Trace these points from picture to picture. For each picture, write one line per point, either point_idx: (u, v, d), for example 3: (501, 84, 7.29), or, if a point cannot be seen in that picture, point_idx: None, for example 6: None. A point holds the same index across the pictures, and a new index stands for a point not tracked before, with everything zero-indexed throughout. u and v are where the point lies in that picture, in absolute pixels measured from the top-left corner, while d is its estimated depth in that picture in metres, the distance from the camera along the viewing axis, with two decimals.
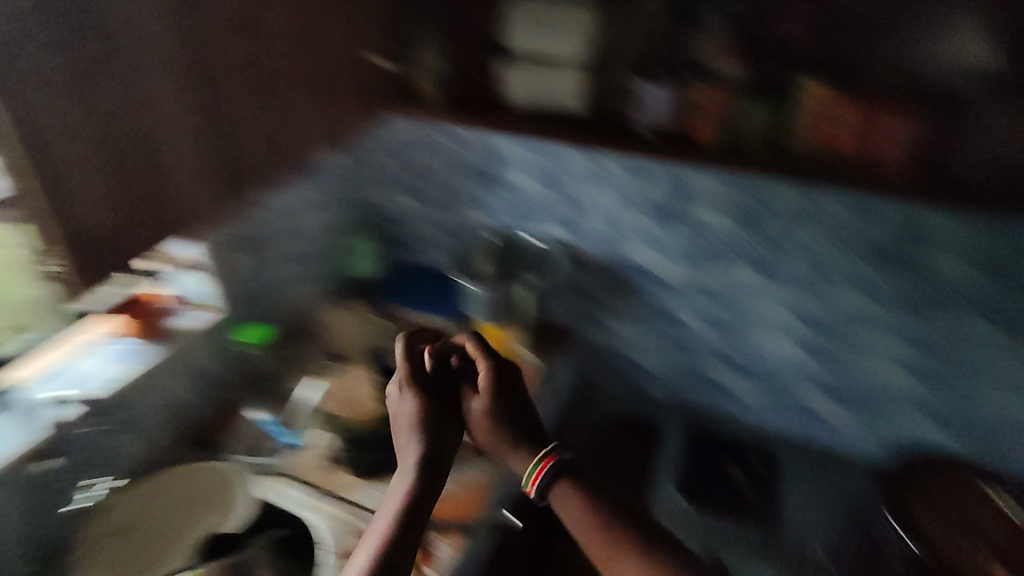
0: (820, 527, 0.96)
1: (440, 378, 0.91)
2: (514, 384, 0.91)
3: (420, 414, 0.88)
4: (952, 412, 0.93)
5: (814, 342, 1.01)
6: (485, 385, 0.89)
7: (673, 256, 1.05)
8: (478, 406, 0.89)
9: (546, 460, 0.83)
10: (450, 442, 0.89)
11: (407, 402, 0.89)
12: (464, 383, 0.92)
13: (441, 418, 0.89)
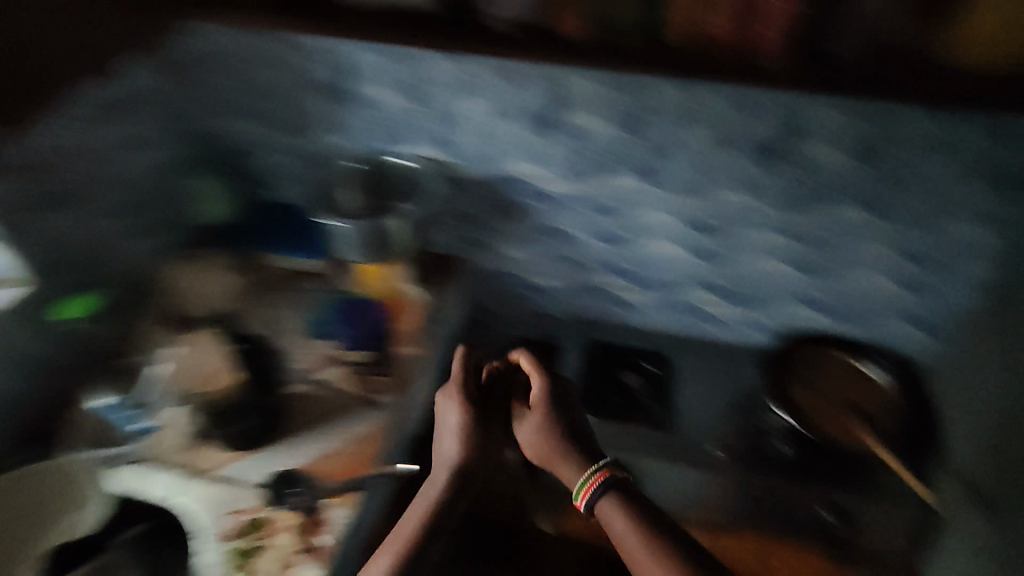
0: (704, 409, 1.05)
1: (487, 393, 0.89)
2: (571, 405, 0.87)
3: (465, 422, 0.82)
4: (824, 286, 1.02)
5: (700, 246, 1.02)
6: (538, 404, 0.85)
7: (557, 170, 0.97)
8: (532, 427, 0.83)
9: (596, 474, 0.76)
10: (478, 449, 0.81)
11: (454, 412, 0.84)
12: (513, 398, 0.89)
13: (481, 430, 0.83)
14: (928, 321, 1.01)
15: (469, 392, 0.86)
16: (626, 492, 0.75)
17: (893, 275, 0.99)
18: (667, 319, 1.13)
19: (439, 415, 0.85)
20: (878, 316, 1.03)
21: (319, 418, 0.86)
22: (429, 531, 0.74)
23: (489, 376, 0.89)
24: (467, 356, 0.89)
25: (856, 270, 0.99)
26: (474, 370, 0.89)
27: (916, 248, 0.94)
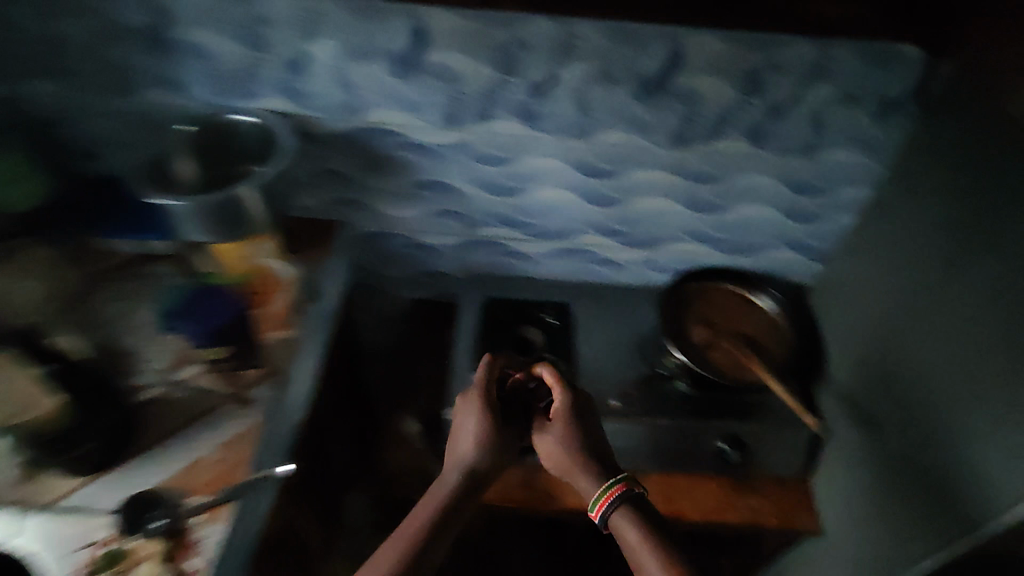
0: (606, 354, 1.03)
1: (506, 402, 0.85)
2: (592, 417, 0.83)
3: (475, 424, 0.79)
4: (719, 221, 1.01)
5: (590, 190, 0.97)
6: (559, 418, 0.81)
7: (431, 118, 0.88)
8: (550, 431, 0.80)
9: (613, 490, 0.74)
10: (484, 456, 0.78)
11: (472, 414, 0.80)
12: (535, 408, 0.85)
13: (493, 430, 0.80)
14: (815, 247, 1.04)
15: (492, 395, 0.82)
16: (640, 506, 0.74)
17: (778, 206, 0.98)
18: (568, 267, 1.10)
19: (457, 420, 0.81)
20: (770, 246, 1.04)
21: (195, 424, 0.76)
22: (440, 523, 0.73)
23: (513, 384, 0.85)
24: (491, 366, 0.83)
25: (748, 204, 0.98)
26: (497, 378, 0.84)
27: (803, 179, 0.93)
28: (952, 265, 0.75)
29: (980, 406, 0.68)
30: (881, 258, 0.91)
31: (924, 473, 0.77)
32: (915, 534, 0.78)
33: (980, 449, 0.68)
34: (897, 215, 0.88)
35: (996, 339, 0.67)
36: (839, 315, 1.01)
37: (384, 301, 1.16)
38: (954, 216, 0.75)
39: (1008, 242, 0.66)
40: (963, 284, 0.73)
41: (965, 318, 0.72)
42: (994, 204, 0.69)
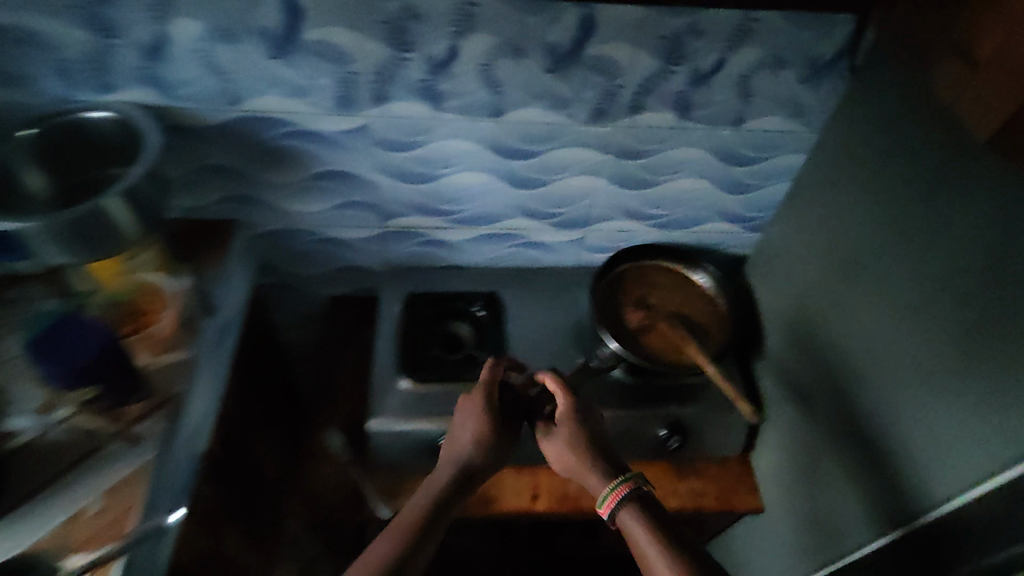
0: (540, 342, 0.97)
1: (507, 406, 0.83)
2: (598, 422, 0.81)
3: (478, 423, 0.78)
4: (651, 198, 0.95)
5: (510, 172, 0.90)
6: (565, 419, 0.79)
7: (323, 104, 0.78)
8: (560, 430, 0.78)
9: (621, 487, 0.72)
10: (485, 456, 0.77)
11: (474, 415, 0.79)
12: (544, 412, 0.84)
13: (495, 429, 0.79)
14: (749, 218, 1.00)
15: (493, 396, 0.81)
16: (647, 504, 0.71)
17: (710, 177, 0.92)
18: (496, 252, 1.03)
19: (457, 420, 0.80)
20: (704, 220, 1.00)
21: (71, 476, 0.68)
22: (434, 515, 0.71)
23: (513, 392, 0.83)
24: (495, 367, 0.82)
25: (679, 179, 0.92)
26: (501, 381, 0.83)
27: (734, 151, 0.88)
28: (875, 243, 0.72)
29: (909, 392, 0.67)
30: (807, 232, 0.88)
31: (856, 455, 0.76)
32: (850, 514, 0.77)
33: (912, 435, 0.66)
34: (821, 187, 0.85)
35: (923, 324, 0.64)
36: (769, 289, 0.98)
37: (300, 296, 1.07)
38: (877, 192, 0.72)
39: (933, 222, 0.63)
40: (888, 265, 0.70)
41: (892, 301, 0.69)
42: (918, 182, 0.65)
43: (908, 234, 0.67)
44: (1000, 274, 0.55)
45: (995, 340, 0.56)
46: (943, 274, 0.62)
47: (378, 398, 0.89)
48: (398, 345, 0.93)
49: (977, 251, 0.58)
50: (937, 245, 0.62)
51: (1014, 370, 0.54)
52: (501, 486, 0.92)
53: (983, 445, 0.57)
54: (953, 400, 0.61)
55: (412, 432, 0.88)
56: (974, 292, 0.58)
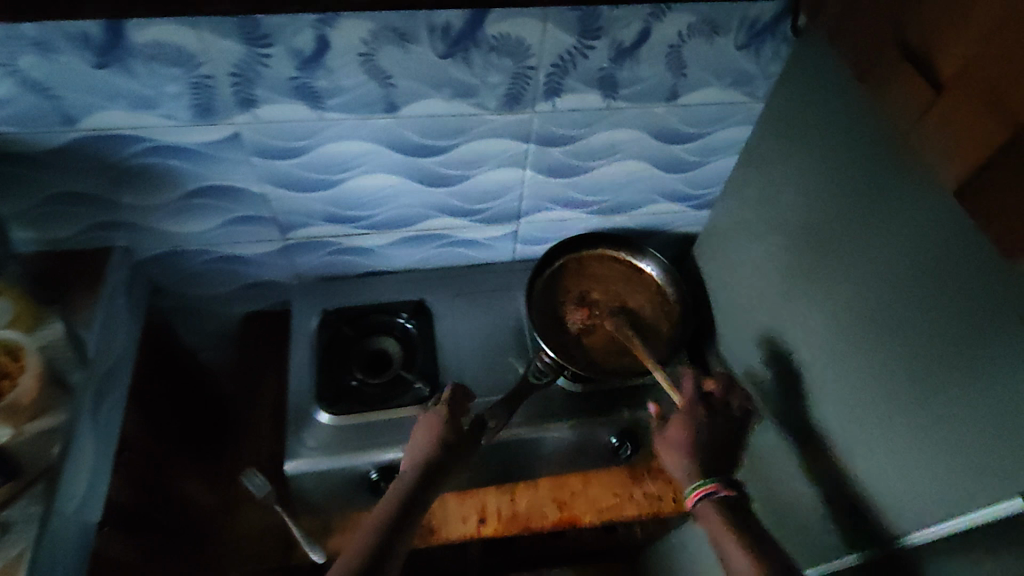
0: (474, 351, 0.89)
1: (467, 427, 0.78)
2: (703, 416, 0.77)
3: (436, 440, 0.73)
4: (585, 184, 0.85)
5: (420, 171, 0.78)
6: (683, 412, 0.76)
7: (180, 114, 0.65)
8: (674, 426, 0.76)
9: (710, 486, 0.70)
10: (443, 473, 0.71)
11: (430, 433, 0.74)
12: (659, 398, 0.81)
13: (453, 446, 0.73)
14: (696, 195, 0.91)
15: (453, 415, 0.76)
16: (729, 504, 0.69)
17: (647, 157, 0.82)
18: (421, 253, 0.93)
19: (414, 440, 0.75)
20: (646, 202, 0.90)
21: None
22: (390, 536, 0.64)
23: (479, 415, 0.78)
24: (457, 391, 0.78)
25: (613, 162, 0.82)
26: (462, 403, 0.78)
27: (672, 127, 0.78)
28: (825, 240, 0.65)
29: (865, 407, 0.61)
30: (749, 216, 0.80)
31: (809, 464, 0.71)
32: (802, 524, 0.73)
33: (867, 453, 0.61)
34: (761, 168, 0.76)
35: (879, 337, 0.58)
36: (714, 275, 0.90)
37: (208, 315, 0.97)
38: (824, 185, 0.64)
39: (890, 224, 0.56)
40: (840, 267, 0.63)
41: (845, 306, 0.62)
42: (873, 177, 0.58)
43: (862, 235, 0.60)
44: (970, 291, 0.48)
45: (962, 363, 0.50)
46: (902, 283, 0.55)
47: (294, 433, 0.80)
48: (315, 372, 0.84)
49: (940, 263, 0.51)
50: (896, 251, 0.55)
51: (986, 400, 0.48)
52: (443, 512, 0.85)
53: (951, 476, 0.52)
54: (917, 425, 0.55)
55: (340, 468, 0.79)
56: (935, 305, 0.52)
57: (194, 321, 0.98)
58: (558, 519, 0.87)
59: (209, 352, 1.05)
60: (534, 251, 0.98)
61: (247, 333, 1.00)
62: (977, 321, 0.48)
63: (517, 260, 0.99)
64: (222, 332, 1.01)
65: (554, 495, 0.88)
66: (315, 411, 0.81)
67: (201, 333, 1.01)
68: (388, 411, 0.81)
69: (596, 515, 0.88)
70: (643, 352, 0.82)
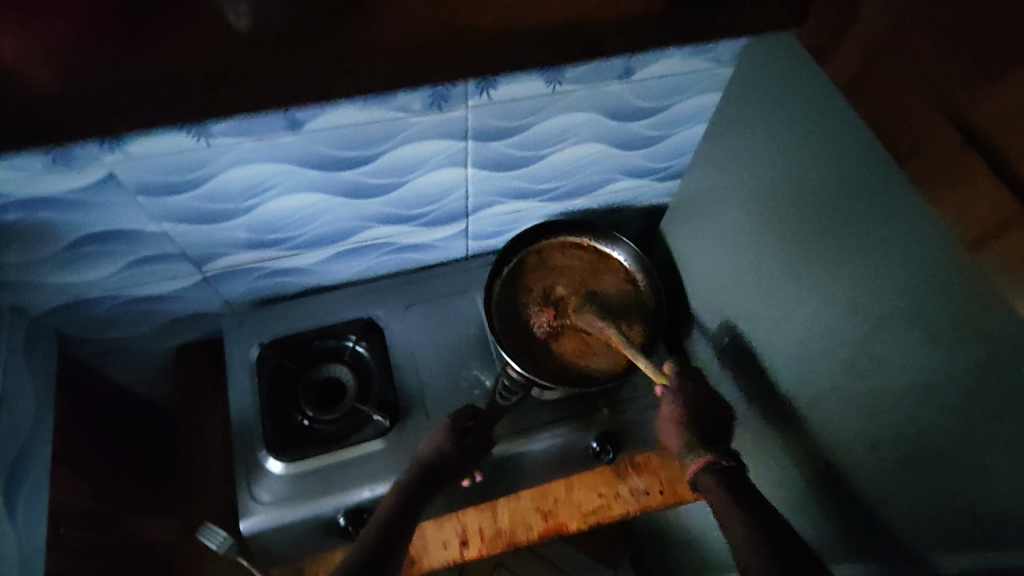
0: (435, 366, 0.82)
1: (471, 446, 0.73)
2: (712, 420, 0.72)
3: (439, 446, 0.72)
4: (537, 173, 0.75)
5: (345, 185, 0.67)
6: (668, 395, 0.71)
7: (34, 165, 0.53)
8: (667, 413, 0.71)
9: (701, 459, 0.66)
10: (435, 486, 0.70)
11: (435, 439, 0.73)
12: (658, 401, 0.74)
13: (454, 457, 0.72)
14: (663, 168, 0.81)
15: (463, 427, 0.74)
16: (720, 476, 0.63)
17: (604, 138, 0.72)
18: (364, 262, 0.84)
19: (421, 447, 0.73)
20: (607, 182, 0.81)
21: None
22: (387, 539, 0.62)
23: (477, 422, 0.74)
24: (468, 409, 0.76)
25: (567, 148, 0.72)
26: (469, 413, 0.76)
27: (630, 105, 0.67)
28: (813, 236, 0.58)
29: (865, 418, 0.56)
30: (725, 196, 0.72)
31: (803, 464, 0.67)
32: (802, 519, 0.70)
33: (870, 462, 0.57)
34: (738, 145, 0.67)
35: (880, 349, 0.53)
36: (688, 254, 0.83)
37: (134, 353, 0.87)
38: (813, 174, 0.56)
39: (891, 229, 0.49)
40: (830, 269, 0.56)
41: (838, 311, 0.57)
42: (871, 171, 0.50)
43: (856, 236, 0.53)
44: (989, 316, 0.43)
45: (977, 392, 0.45)
46: (907, 298, 0.49)
47: (248, 485, 0.74)
48: (260, 415, 0.76)
49: (955, 282, 0.45)
50: (897, 260, 0.49)
51: (1002, 433, 0.43)
52: (423, 541, 0.81)
53: (964, 502, 0.48)
54: (928, 450, 0.50)
55: (301, 518, 0.73)
56: (945, 327, 0.46)
57: (122, 360, 0.88)
58: (544, 530, 0.83)
59: (147, 385, 0.96)
60: (491, 243, 0.89)
61: (185, 366, 0.91)
62: (996, 349, 0.43)
63: (472, 254, 0.90)
64: (157, 365, 0.92)
65: (538, 505, 0.84)
66: (267, 459, 0.74)
67: (134, 370, 0.91)
68: (347, 450, 0.75)
69: (583, 519, 0.83)
70: (623, 343, 0.74)
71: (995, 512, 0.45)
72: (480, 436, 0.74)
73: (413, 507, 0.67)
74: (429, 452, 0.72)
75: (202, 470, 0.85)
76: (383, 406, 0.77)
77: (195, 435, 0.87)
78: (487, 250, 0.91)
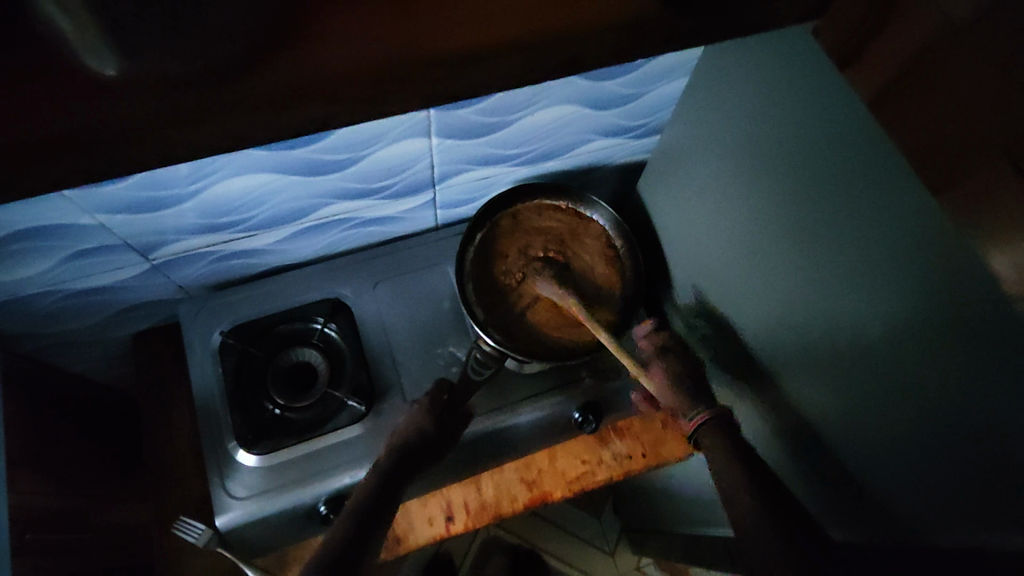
0: (409, 343, 0.78)
1: (446, 421, 0.71)
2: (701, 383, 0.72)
3: (416, 424, 0.70)
4: (505, 138, 0.69)
5: (296, 165, 0.61)
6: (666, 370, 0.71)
7: None
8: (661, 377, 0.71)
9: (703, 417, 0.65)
10: (414, 467, 0.68)
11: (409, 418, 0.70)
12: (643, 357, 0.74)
13: (432, 433, 0.70)
14: (640, 126, 0.76)
15: (438, 405, 0.72)
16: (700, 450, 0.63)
17: (577, 99, 0.66)
18: (326, 238, 0.79)
19: (402, 424, 0.71)
20: (582, 142, 0.76)
21: None
22: (364, 527, 0.61)
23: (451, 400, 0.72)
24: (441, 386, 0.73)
25: (538, 111, 0.66)
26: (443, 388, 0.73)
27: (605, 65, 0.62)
28: (790, 213, 0.55)
29: (833, 399, 0.55)
30: (701, 161, 0.68)
31: (774, 435, 0.66)
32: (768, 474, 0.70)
33: (839, 443, 0.56)
34: (718, 107, 0.63)
35: (852, 336, 0.51)
36: (664, 216, 0.80)
37: (89, 342, 0.83)
38: (790, 148, 0.52)
39: (872, 214, 0.46)
40: (807, 248, 0.53)
41: (813, 294, 0.54)
42: (853, 155, 0.46)
43: (835, 217, 0.49)
44: (967, 316, 0.40)
45: (953, 388, 0.43)
46: (883, 291, 0.46)
47: (221, 478, 0.71)
48: (228, 406, 0.72)
49: (937, 277, 0.41)
50: (875, 245, 0.46)
51: (973, 429, 0.42)
52: (408, 517, 0.80)
53: (931, 491, 0.47)
54: (891, 439, 0.49)
55: (283, 509, 0.71)
56: (921, 325, 0.44)
57: (77, 352, 0.83)
58: (529, 500, 0.82)
59: (110, 371, 0.92)
60: (459, 210, 0.85)
61: (144, 352, 0.86)
62: (974, 349, 0.40)
63: (442, 221, 0.86)
64: (116, 352, 0.88)
65: (521, 475, 0.83)
66: (239, 452, 0.71)
67: (92, 359, 0.87)
68: (325, 437, 0.72)
69: (568, 487, 0.83)
70: (597, 330, 0.70)
71: (955, 504, 0.45)
72: (452, 410, 0.72)
73: (390, 492, 0.66)
74: (405, 430, 0.70)
75: (174, 459, 0.83)
76: (358, 389, 0.74)
77: (161, 423, 0.84)
78: (457, 217, 0.87)
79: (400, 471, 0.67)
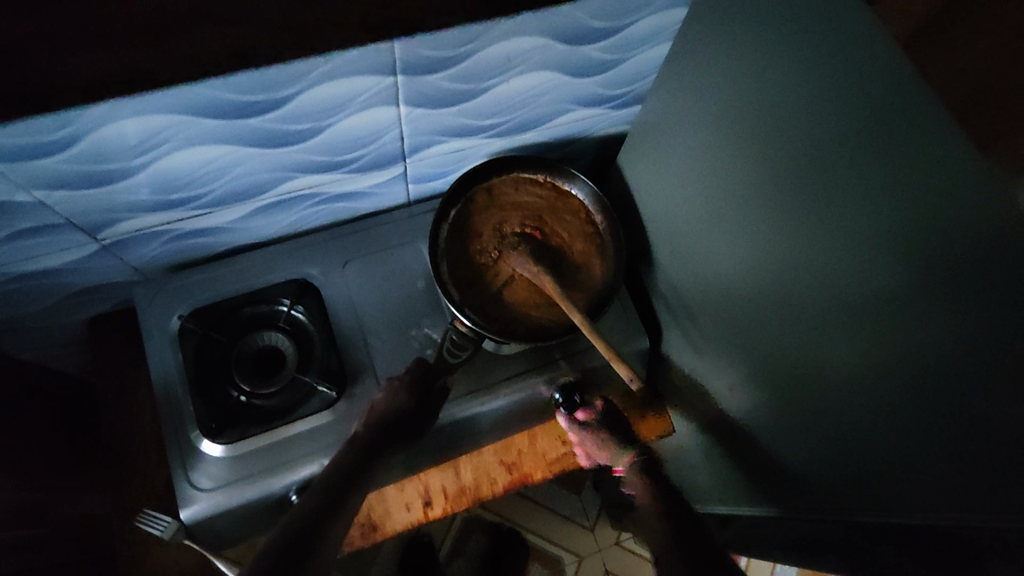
0: (381, 325, 0.75)
1: (425, 399, 0.69)
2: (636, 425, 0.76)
3: (394, 403, 0.67)
4: (479, 107, 0.66)
5: (254, 136, 0.57)
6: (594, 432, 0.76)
7: None
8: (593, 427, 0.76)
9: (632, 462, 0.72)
10: (386, 452, 0.64)
11: (383, 398, 0.68)
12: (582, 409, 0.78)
13: (414, 410, 0.67)
14: (621, 94, 0.73)
15: (416, 381, 0.69)
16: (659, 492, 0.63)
17: (555, 63, 0.63)
18: (291, 214, 0.74)
19: (381, 400, 0.68)
20: (560, 112, 0.72)
21: None
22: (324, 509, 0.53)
23: (427, 377, 0.70)
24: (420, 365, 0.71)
25: (513, 77, 0.62)
26: (421, 367, 0.71)
27: (582, 25, 0.58)
28: (772, 187, 0.52)
29: (817, 379, 0.54)
30: (684, 131, 0.64)
31: (758, 412, 0.65)
32: (748, 494, 0.72)
33: (821, 422, 0.55)
34: (695, 77, 0.60)
35: (836, 315, 0.49)
36: (646, 190, 0.77)
37: (40, 329, 0.78)
38: (770, 114, 0.50)
39: (859, 184, 0.43)
40: (791, 221, 0.51)
41: (796, 271, 0.52)
42: (839, 122, 0.43)
43: (821, 188, 0.47)
44: (957, 288, 0.37)
45: (938, 376, 0.41)
46: (867, 271, 0.44)
47: (183, 469, 0.67)
48: (189, 393, 0.69)
49: (932, 245, 0.38)
50: (863, 216, 0.43)
51: (960, 411, 0.40)
52: (384, 504, 0.78)
53: (916, 472, 0.45)
54: (872, 421, 0.48)
55: (249, 500, 0.67)
56: (908, 308, 0.41)
57: (27, 339, 0.78)
58: (508, 483, 0.81)
59: (67, 359, 0.87)
60: (433, 184, 0.81)
61: (100, 338, 0.82)
62: (975, 319, 0.37)
63: (414, 197, 0.82)
64: (70, 338, 0.83)
65: (501, 458, 0.81)
66: (203, 442, 0.67)
67: (48, 345, 0.82)
68: (296, 424, 0.69)
69: (548, 468, 0.81)
70: (571, 311, 0.67)
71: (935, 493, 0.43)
72: (428, 390, 0.70)
73: (366, 473, 0.61)
74: (380, 411, 0.67)
75: (137, 449, 0.79)
76: (329, 374, 0.70)
77: (121, 412, 0.80)
78: (432, 192, 0.83)
79: (374, 451, 0.63)
